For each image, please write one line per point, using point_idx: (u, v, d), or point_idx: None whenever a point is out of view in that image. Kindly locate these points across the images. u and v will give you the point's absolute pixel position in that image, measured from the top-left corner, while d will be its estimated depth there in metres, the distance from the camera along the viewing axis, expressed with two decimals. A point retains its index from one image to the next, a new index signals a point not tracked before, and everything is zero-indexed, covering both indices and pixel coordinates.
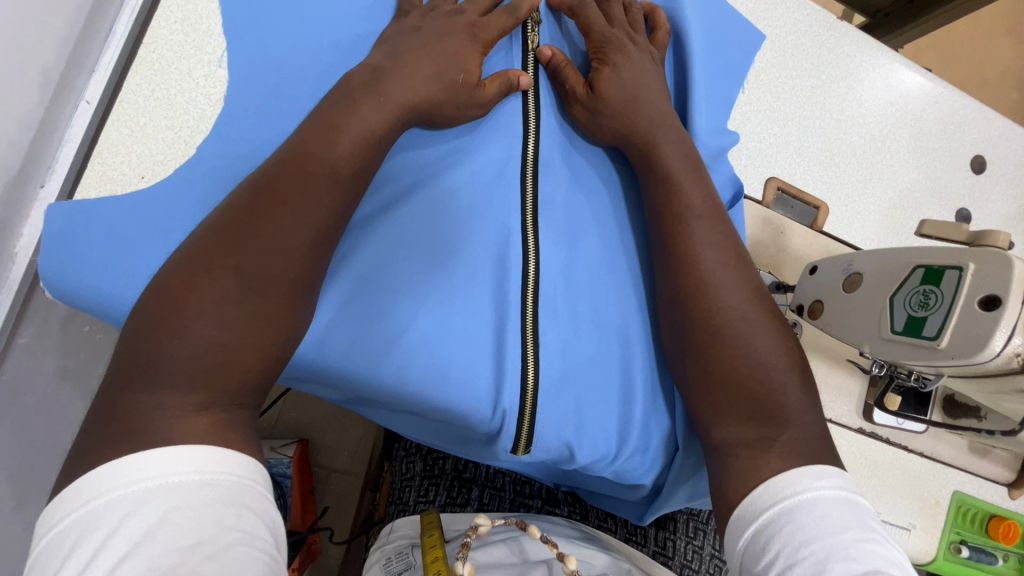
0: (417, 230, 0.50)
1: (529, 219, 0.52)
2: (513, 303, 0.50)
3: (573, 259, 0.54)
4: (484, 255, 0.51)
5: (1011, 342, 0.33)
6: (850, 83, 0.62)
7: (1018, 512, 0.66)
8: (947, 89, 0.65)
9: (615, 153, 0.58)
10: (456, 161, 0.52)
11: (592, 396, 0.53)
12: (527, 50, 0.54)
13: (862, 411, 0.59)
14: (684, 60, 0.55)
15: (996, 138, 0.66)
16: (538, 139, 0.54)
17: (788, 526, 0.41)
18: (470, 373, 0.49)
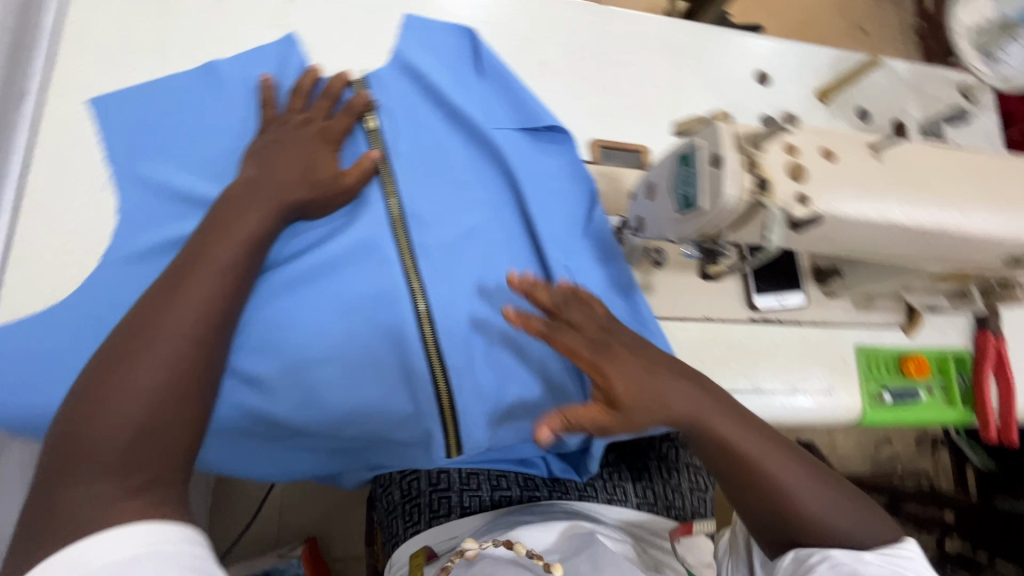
0: (316, 296, 0.56)
1: (408, 260, 0.58)
2: (408, 332, 0.56)
3: (458, 279, 0.59)
4: (384, 307, 0.57)
5: (740, 185, 0.41)
6: (638, 52, 0.73)
7: (922, 347, 0.74)
8: (713, 28, 0.77)
9: (474, 167, 0.64)
10: (340, 236, 0.58)
11: (499, 391, 0.59)
12: (368, 128, 0.61)
13: (746, 302, 0.68)
14: (505, 87, 0.65)
15: (770, 53, 0.78)
16: (402, 189, 0.60)
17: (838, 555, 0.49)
18: (386, 403, 0.56)
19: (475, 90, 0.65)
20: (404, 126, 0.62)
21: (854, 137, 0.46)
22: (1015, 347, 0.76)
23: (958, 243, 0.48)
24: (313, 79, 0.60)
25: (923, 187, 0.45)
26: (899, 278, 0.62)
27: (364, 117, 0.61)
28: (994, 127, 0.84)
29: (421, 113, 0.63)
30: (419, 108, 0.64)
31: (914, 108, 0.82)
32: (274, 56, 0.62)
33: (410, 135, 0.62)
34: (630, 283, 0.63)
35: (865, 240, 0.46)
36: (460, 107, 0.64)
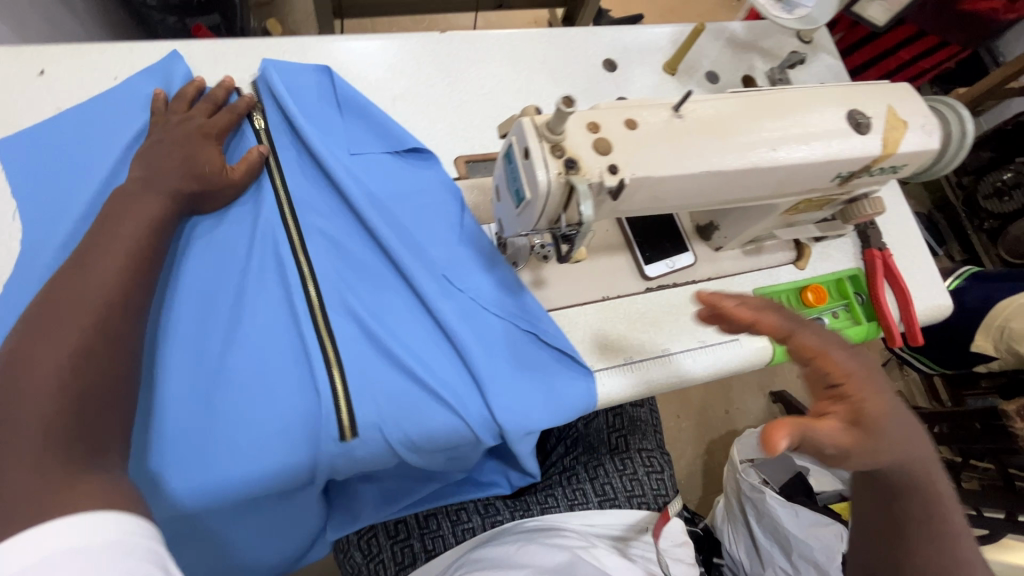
0: (219, 293, 0.59)
1: (297, 243, 0.61)
2: (297, 306, 0.58)
3: (347, 262, 0.62)
4: (279, 290, 0.59)
5: (550, 170, 0.43)
6: (488, 66, 0.77)
7: (817, 275, 0.78)
8: (554, 30, 0.82)
9: (349, 164, 0.65)
10: (232, 229, 0.62)
11: (388, 376, 0.58)
12: (258, 131, 0.66)
13: (639, 273, 0.71)
14: (363, 110, 0.67)
15: (613, 39, 0.83)
16: (287, 188, 0.64)
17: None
18: (278, 394, 0.56)
19: (339, 123, 0.67)
20: (290, 138, 0.66)
21: (658, 102, 0.49)
22: (901, 257, 0.81)
23: (778, 174, 0.52)
24: (196, 86, 0.64)
25: (728, 133, 0.49)
26: (764, 220, 0.66)
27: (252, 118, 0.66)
28: (837, 63, 0.90)
29: (293, 138, 0.66)
30: (286, 134, 0.66)
31: (759, 61, 0.88)
32: (158, 71, 0.67)
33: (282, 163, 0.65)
34: (517, 283, 0.65)
35: (690, 191, 0.49)
36: (328, 134, 0.66)
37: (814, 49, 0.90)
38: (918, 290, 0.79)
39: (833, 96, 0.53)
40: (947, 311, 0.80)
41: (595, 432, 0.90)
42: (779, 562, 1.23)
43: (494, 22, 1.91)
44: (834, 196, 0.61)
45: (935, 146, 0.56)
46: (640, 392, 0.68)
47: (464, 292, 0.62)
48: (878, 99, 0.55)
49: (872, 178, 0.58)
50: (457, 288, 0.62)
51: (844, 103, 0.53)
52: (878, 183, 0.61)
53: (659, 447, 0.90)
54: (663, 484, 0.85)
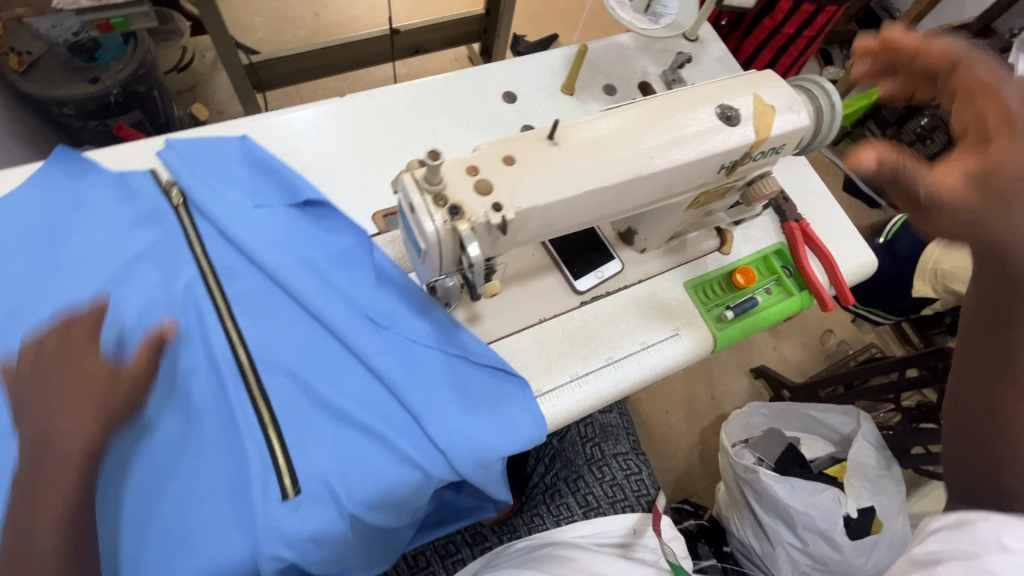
0: (150, 372, 0.60)
1: (223, 308, 0.62)
2: (226, 371, 0.60)
3: (275, 321, 0.63)
4: (211, 355, 0.61)
5: (437, 218, 0.45)
6: (391, 117, 0.80)
7: (742, 258, 0.81)
8: (451, 73, 0.85)
9: (269, 221, 0.66)
10: (159, 300, 0.62)
11: (325, 430, 0.58)
12: (170, 198, 0.66)
13: (571, 288, 0.73)
14: (274, 169, 0.69)
15: (510, 72, 0.87)
16: (208, 254, 0.65)
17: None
18: (218, 469, 0.57)
19: (255, 187, 0.68)
20: (201, 194, 0.65)
21: (534, 133, 0.52)
22: (820, 224, 0.84)
23: (662, 179, 0.55)
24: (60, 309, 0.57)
25: (605, 149, 0.52)
26: (672, 218, 0.68)
27: (169, 192, 0.66)
28: (725, 54, 0.95)
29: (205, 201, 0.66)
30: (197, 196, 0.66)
31: (651, 65, 0.92)
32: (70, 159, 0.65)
33: (202, 234, 0.65)
34: (452, 322, 0.66)
35: (580, 210, 0.52)
36: (246, 199, 0.67)
37: (701, 45, 0.95)
38: (841, 253, 0.83)
39: (701, 95, 0.57)
40: (874, 267, 0.83)
41: (571, 446, 0.89)
42: (785, 538, 1.23)
43: (415, 67, 1.96)
44: (729, 184, 0.64)
45: (806, 122, 0.60)
46: (593, 404, 0.68)
47: (395, 331, 0.63)
48: (745, 89, 0.58)
49: (759, 161, 0.62)
50: (387, 328, 0.63)
51: (712, 99, 0.57)
52: (766, 164, 0.64)
53: (635, 449, 0.90)
54: (646, 486, 0.85)
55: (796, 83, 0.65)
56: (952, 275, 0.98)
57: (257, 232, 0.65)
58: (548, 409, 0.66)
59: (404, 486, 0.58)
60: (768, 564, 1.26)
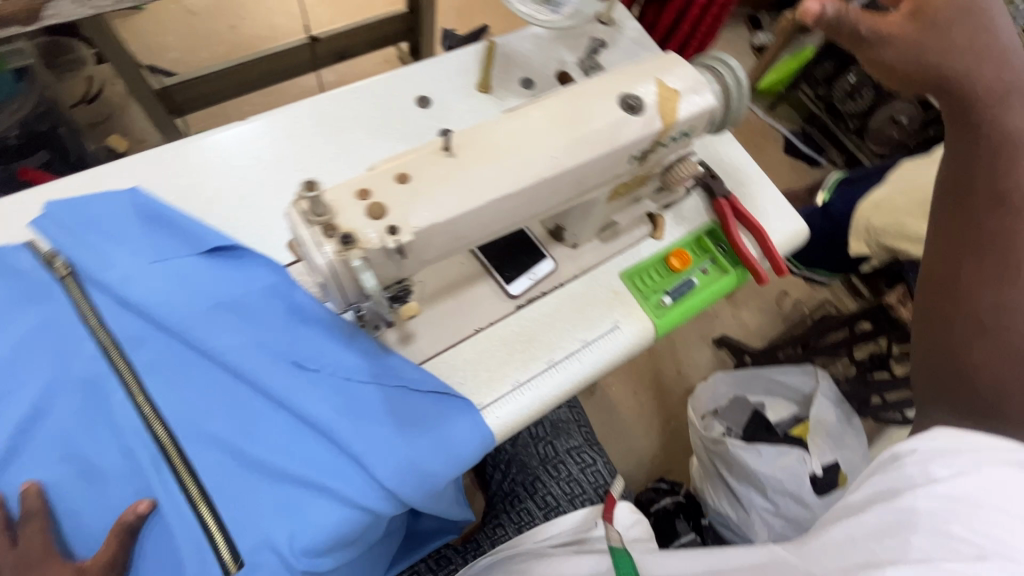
0: (57, 466, 0.54)
1: (130, 382, 0.57)
2: (144, 452, 0.55)
3: (191, 385, 0.58)
4: (123, 436, 0.55)
5: (329, 250, 0.42)
6: (300, 138, 0.76)
7: (675, 241, 0.80)
8: (359, 83, 0.82)
9: (169, 274, 0.61)
10: (55, 383, 0.56)
11: (263, 494, 0.55)
12: (53, 269, 0.60)
13: (504, 292, 0.71)
14: (170, 219, 0.63)
15: (421, 75, 0.84)
16: (106, 325, 0.59)
17: (945, 453, 0.50)
18: (157, 558, 0.53)
19: (149, 239, 0.62)
20: (88, 259, 0.59)
21: (426, 145, 0.49)
22: (748, 198, 0.84)
23: (570, 178, 0.53)
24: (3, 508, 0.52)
25: (504, 155, 0.49)
26: (595, 212, 0.67)
27: (52, 263, 0.60)
28: (641, 34, 0.94)
29: (91, 262, 0.59)
30: (81, 257, 0.59)
31: (567, 53, 0.90)
32: None
33: (97, 301, 0.59)
34: (381, 350, 0.63)
35: (488, 220, 0.50)
36: (142, 254, 0.61)
37: (616, 27, 0.93)
38: (771, 223, 0.83)
39: (602, 87, 0.55)
40: (805, 234, 0.85)
41: (524, 448, 0.92)
42: (759, 504, 1.25)
43: (344, 73, 1.90)
44: (646, 172, 0.63)
45: (713, 103, 0.59)
46: (538, 409, 0.66)
47: (323, 372, 0.60)
48: (645, 76, 0.57)
49: (672, 146, 0.60)
50: (315, 371, 0.59)
51: (614, 90, 0.55)
52: (682, 148, 0.63)
53: (587, 440, 0.95)
54: (599, 475, 0.91)
55: (699, 61, 0.65)
56: (882, 232, 1.00)
57: (158, 288, 0.60)
58: (492, 422, 0.64)
59: (356, 529, 0.56)
60: (745, 531, 1.27)
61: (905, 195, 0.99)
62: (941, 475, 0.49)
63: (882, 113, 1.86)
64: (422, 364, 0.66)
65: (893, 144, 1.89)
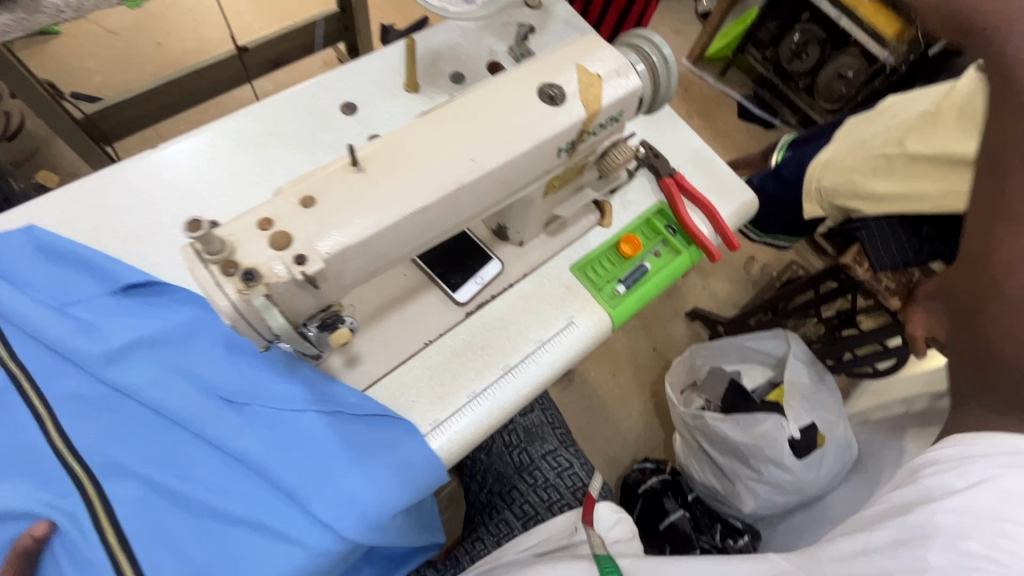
0: None
1: (42, 420, 0.53)
2: (58, 496, 0.52)
3: (113, 424, 0.55)
4: (35, 478, 0.52)
5: (231, 290, 0.39)
6: (217, 163, 0.71)
7: (624, 226, 0.78)
8: (278, 96, 0.77)
9: (85, 311, 0.57)
10: None
11: (192, 537, 0.53)
12: None
13: (452, 300, 0.68)
14: (79, 252, 0.59)
15: (345, 80, 0.79)
16: (19, 360, 0.55)
17: (959, 464, 0.62)
18: None
19: (62, 276, 0.59)
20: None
21: (334, 162, 0.46)
22: (695, 173, 0.83)
23: (494, 180, 0.50)
24: None
25: (418, 163, 0.46)
26: (535, 209, 0.65)
27: None
28: (572, 14, 0.90)
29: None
30: None
31: (497, 41, 0.86)
32: None
33: (6, 341, 0.55)
34: (321, 377, 0.60)
35: (409, 234, 0.47)
36: (56, 294, 0.58)
37: (545, 11, 0.90)
38: (720, 198, 0.82)
39: (519, 80, 0.52)
40: (755, 204, 0.84)
41: (499, 457, 0.93)
42: (743, 473, 1.26)
43: (284, 80, 1.83)
44: (580, 162, 0.61)
45: (639, 84, 0.56)
46: (497, 420, 0.64)
47: (257, 403, 0.57)
48: (564, 61, 0.54)
49: (602, 134, 0.58)
50: (248, 405, 0.57)
51: (533, 82, 0.52)
52: (613, 133, 0.61)
53: (563, 441, 0.94)
54: (577, 479, 0.90)
55: (623, 40, 0.62)
56: (833, 192, 1.00)
57: (73, 326, 0.56)
58: (450, 437, 0.62)
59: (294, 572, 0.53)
60: (733, 501, 1.30)
61: (852, 153, 0.98)
62: (957, 489, 0.60)
63: (828, 70, 1.86)
64: (373, 385, 0.63)
65: (843, 99, 1.87)
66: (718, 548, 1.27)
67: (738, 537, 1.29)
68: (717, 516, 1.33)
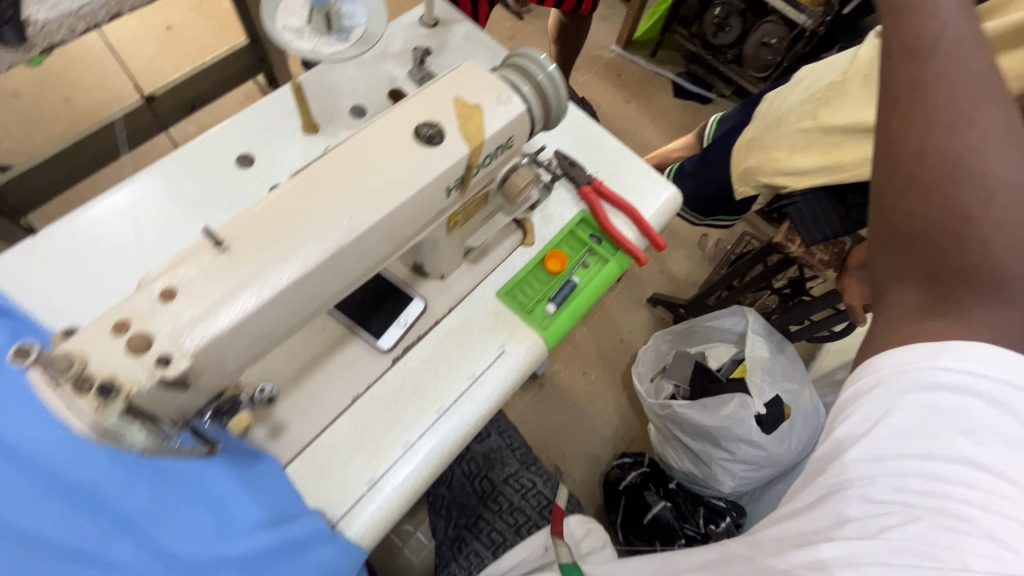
0: None
1: None
2: None
3: None
4: None
5: (88, 407, 0.36)
6: (136, 224, 0.68)
7: (549, 241, 0.76)
8: (169, 157, 0.73)
9: None
10: None
11: None
12: None
13: (377, 347, 0.66)
14: None
15: (240, 132, 0.76)
16: None
17: (862, 402, 0.52)
18: None
19: None
20: None
21: (195, 245, 0.43)
22: (613, 177, 0.82)
23: (379, 234, 0.47)
24: None
25: (289, 233, 0.44)
26: (445, 244, 0.62)
27: None
28: (471, 29, 0.88)
29: None
30: None
31: (397, 67, 0.83)
32: None
33: None
34: (254, 449, 0.59)
35: (293, 307, 0.44)
36: None
37: (444, 29, 0.87)
38: (642, 199, 0.81)
39: (394, 125, 0.50)
40: (678, 198, 0.83)
41: (461, 489, 0.92)
42: (716, 455, 1.26)
43: (206, 121, 1.75)
44: (478, 193, 0.59)
45: (522, 107, 0.54)
46: (436, 466, 0.62)
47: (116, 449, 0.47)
48: (439, 98, 0.52)
49: (495, 162, 0.56)
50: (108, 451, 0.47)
51: (407, 123, 0.50)
52: (509, 158, 0.59)
53: (524, 461, 0.95)
54: (541, 498, 0.90)
55: (507, 62, 0.61)
56: (757, 170, 1.01)
57: None
58: (389, 493, 0.60)
59: None
60: (712, 482, 1.30)
61: (772, 131, 0.99)
62: (866, 431, 0.50)
63: (752, 39, 1.87)
64: (302, 452, 0.61)
65: (771, 66, 1.90)
66: (703, 535, 1.27)
67: (720, 520, 1.29)
68: (700, 500, 1.34)
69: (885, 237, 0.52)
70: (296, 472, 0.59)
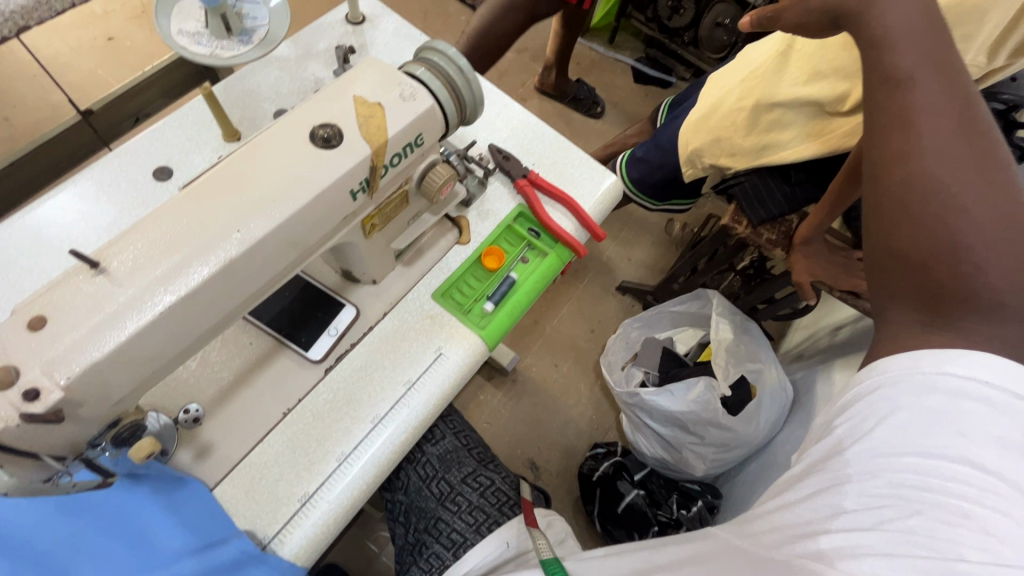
0: None
1: None
2: None
3: None
4: None
5: None
6: (41, 245, 0.65)
7: (485, 237, 0.74)
8: (80, 173, 0.70)
9: None
10: None
11: None
12: None
13: (306, 358, 0.64)
14: None
15: (157, 145, 0.73)
16: None
17: (865, 399, 0.50)
18: None
19: None
20: None
21: (74, 269, 0.41)
22: (551, 167, 0.80)
23: (276, 243, 0.45)
24: None
25: (174, 250, 0.42)
26: (366, 249, 0.60)
27: None
28: (397, 24, 0.86)
29: None
30: None
31: (320, 67, 0.80)
32: None
33: None
34: (179, 474, 0.56)
35: (183, 328, 0.42)
36: None
37: (371, 25, 0.85)
38: (581, 189, 0.79)
39: (289, 129, 0.48)
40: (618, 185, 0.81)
41: (418, 494, 0.89)
42: (686, 440, 1.26)
43: None
44: (392, 194, 0.57)
45: (428, 102, 0.52)
46: (375, 476, 0.61)
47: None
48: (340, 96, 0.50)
49: (406, 163, 0.54)
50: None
51: (303, 125, 0.48)
52: (423, 156, 0.57)
53: (481, 460, 0.94)
54: (504, 495, 0.89)
55: (416, 56, 0.59)
56: (703, 152, 1.00)
57: None
58: (324, 509, 0.58)
59: None
60: (684, 466, 1.31)
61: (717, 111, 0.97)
62: (868, 429, 0.47)
63: (707, 20, 1.84)
64: (231, 471, 0.59)
65: (727, 46, 1.89)
66: (675, 520, 1.27)
67: (692, 505, 1.29)
68: (674, 484, 1.35)
69: (881, 263, 0.52)
70: (224, 494, 0.57)
